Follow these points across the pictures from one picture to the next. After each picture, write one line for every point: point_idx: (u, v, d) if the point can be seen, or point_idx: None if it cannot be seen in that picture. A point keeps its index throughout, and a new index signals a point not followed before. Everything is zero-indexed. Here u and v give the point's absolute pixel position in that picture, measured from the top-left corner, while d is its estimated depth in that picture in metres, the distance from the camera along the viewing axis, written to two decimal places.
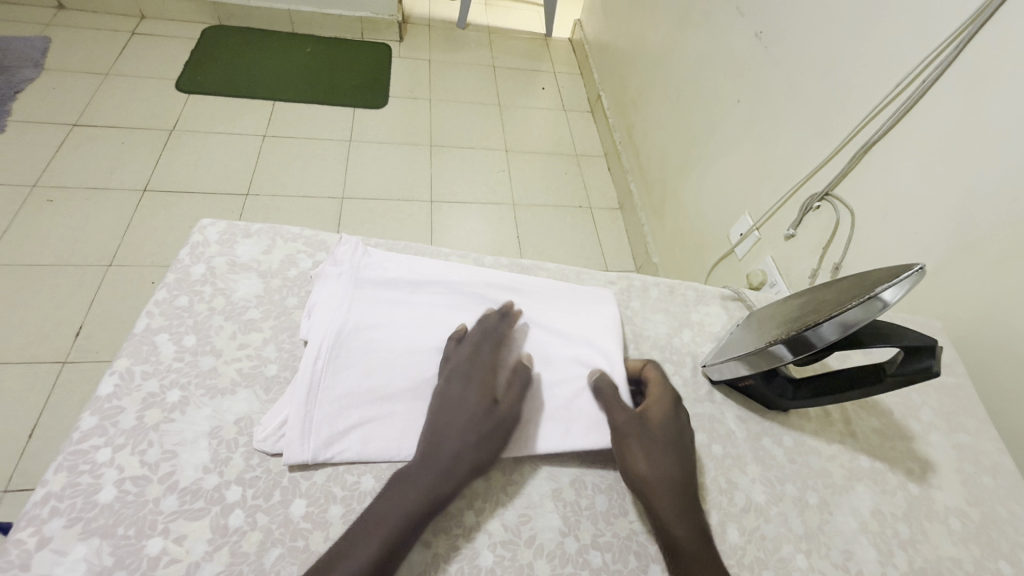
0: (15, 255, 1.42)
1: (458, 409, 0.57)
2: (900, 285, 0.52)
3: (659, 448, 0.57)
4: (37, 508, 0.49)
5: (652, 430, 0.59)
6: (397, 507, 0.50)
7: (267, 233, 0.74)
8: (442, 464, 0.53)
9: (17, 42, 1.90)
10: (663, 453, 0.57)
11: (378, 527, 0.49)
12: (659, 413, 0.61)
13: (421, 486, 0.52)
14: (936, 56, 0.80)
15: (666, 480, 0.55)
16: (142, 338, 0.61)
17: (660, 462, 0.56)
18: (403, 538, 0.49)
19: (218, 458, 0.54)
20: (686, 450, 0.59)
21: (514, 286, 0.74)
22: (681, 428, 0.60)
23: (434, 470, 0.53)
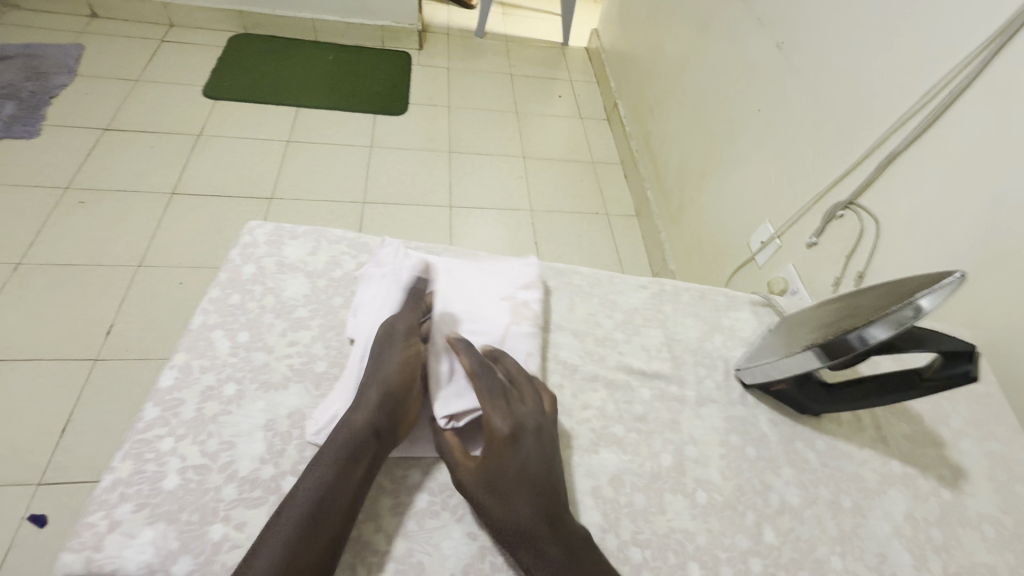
0: (49, 255, 1.47)
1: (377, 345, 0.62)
2: (938, 292, 0.52)
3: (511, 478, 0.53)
4: (107, 493, 0.52)
5: (512, 456, 0.54)
6: (324, 458, 0.52)
7: (312, 236, 0.78)
8: (370, 404, 0.56)
9: (52, 48, 1.97)
10: (519, 483, 0.53)
11: (320, 457, 0.53)
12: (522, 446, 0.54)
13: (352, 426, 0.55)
14: (963, 68, 0.81)
15: (517, 514, 0.51)
16: (199, 334, 0.64)
17: (510, 495, 0.52)
18: (339, 477, 0.51)
19: (273, 450, 0.57)
20: (544, 479, 0.54)
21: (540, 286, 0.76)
22: (546, 449, 0.56)
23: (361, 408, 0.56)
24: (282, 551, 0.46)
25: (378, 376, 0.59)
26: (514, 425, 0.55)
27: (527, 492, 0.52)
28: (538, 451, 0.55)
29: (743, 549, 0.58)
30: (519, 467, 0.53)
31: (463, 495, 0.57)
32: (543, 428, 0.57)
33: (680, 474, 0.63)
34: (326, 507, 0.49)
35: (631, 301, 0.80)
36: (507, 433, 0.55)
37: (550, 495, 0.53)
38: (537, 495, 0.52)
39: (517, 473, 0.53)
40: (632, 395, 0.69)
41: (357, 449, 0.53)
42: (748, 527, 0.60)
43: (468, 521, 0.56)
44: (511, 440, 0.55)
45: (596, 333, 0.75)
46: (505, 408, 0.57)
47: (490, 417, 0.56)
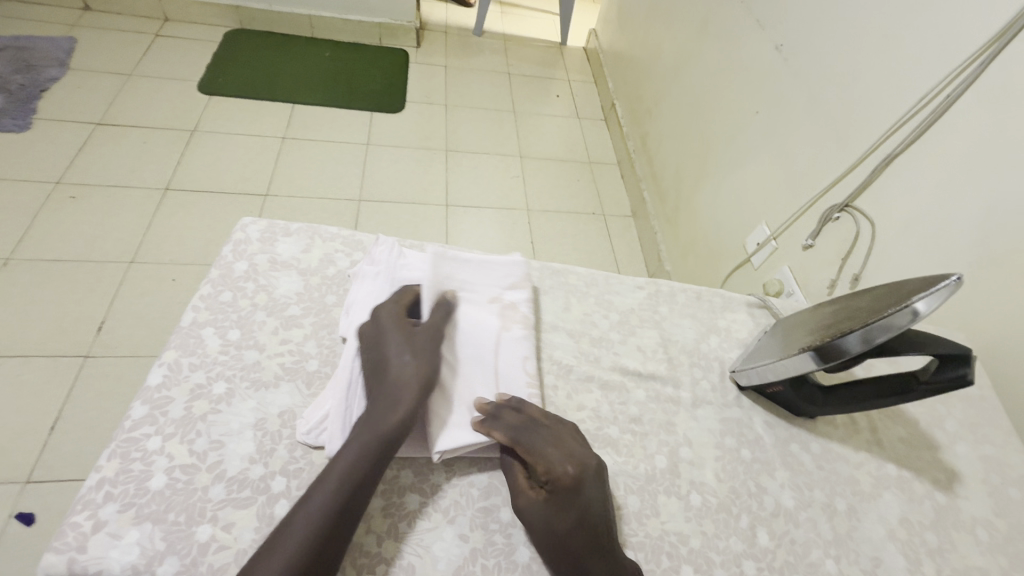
0: (37, 250, 1.45)
1: (381, 330, 0.61)
2: (935, 295, 0.52)
3: (571, 520, 0.51)
4: (93, 492, 0.51)
5: (575, 498, 0.52)
6: (354, 449, 0.51)
7: (306, 233, 0.77)
8: (397, 392, 0.55)
9: (44, 41, 1.94)
10: (581, 525, 0.51)
11: (359, 436, 0.52)
12: (586, 488, 0.53)
13: (383, 416, 0.54)
14: (959, 73, 0.81)
15: (579, 555, 0.50)
16: (189, 332, 0.63)
17: (572, 539, 0.50)
18: (367, 470, 0.51)
19: (263, 449, 0.56)
20: (603, 516, 0.52)
21: (521, 282, 0.75)
22: (604, 486, 0.55)
23: (391, 396, 0.55)
24: (301, 541, 0.46)
25: (399, 362, 0.58)
26: (576, 467, 0.54)
27: (588, 534, 0.51)
28: (600, 490, 0.54)
29: (737, 552, 0.58)
30: (581, 509, 0.52)
31: (455, 496, 0.57)
32: (601, 465, 0.56)
33: (675, 476, 0.62)
34: (351, 500, 0.49)
35: (627, 302, 0.80)
36: (568, 477, 0.53)
37: (605, 530, 0.52)
38: (597, 534, 0.51)
39: (579, 515, 0.51)
40: (627, 397, 0.68)
41: (387, 441, 0.53)
42: (742, 530, 0.59)
43: (461, 523, 0.55)
44: (575, 485, 0.52)
45: (592, 333, 0.75)
46: (563, 451, 0.55)
47: (552, 463, 0.54)
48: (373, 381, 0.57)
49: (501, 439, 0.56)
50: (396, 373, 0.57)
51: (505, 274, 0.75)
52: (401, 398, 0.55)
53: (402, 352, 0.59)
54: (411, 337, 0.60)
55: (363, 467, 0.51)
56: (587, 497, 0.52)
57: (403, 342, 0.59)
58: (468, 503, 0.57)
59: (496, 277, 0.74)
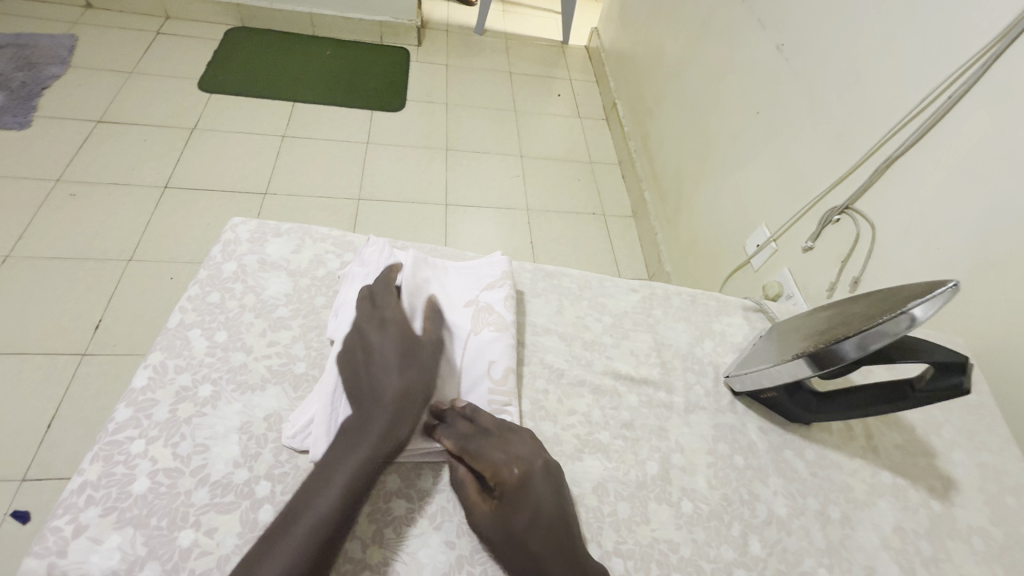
0: (36, 248, 1.45)
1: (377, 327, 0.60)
2: (931, 302, 0.51)
3: (523, 522, 0.50)
4: (74, 496, 0.50)
5: (524, 499, 0.51)
6: (353, 462, 0.50)
7: (296, 233, 0.76)
8: (397, 403, 0.54)
9: (44, 39, 1.94)
10: (535, 526, 0.50)
11: (358, 448, 0.51)
12: (533, 490, 0.52)
13: (382, 429, 0.52)
14: (961, 75, 0.80)
15: (535, 558, 0.49)
16: (175, 333, 0.63)
17: (527, 541, 0.50)
18: (365, 484, 0.50)
19: (248, 453, 0.55)
20: (560, 517, 0.51)
21: (502, 283, 0.73)
22: (557, 484, 0.54)
23: (390, 407, 0.54)
24: (298, 555, 0.45)
25: (397, 369, 0.56)
26: (522, 467, 0.53)
27: (545, 534, 0.50)
28: (551, 488, 0.53)
29: (729, 560, 0.57)
30: (532, 509, 0.51)
31: (442, 502, 0.56)
32: (551, 464, 0.55)
33: (666, 483, 0.61)
34: (349, 515, 0.48)
35: (620, 305, 0.79)
36: (514, 479, 0.52)
37: (563, 531, 0.51)
38: (555, 534, 0.50)
39: (530, 516, 0.51)
40: (619, 402, 0.68)
41: (383, 457, 0.52)
42: (734, 538, 0.58)
43: (447, 529, 0.54)
44: (520, 485, 0.52)
45: (584, 336, 0.74)
46: (507, 453, 0.54)
47: (496, 467, 0.53)
48: (368, 384, 0.56)
49: (450, 446, 0.56)
50: (392, 380, 0.55)
51: (486, 277, 0.74)
52: (403, 411, 0.54)
53: (400, 358, 0.57)
54: (408, 340, 0.59)
55: (362, 483, 0.50)
56: (535, 497, 0.52)
57: (400, 344, 0.58)
58: (455, 509, 0.56)
59: (475, 280, 0.74)
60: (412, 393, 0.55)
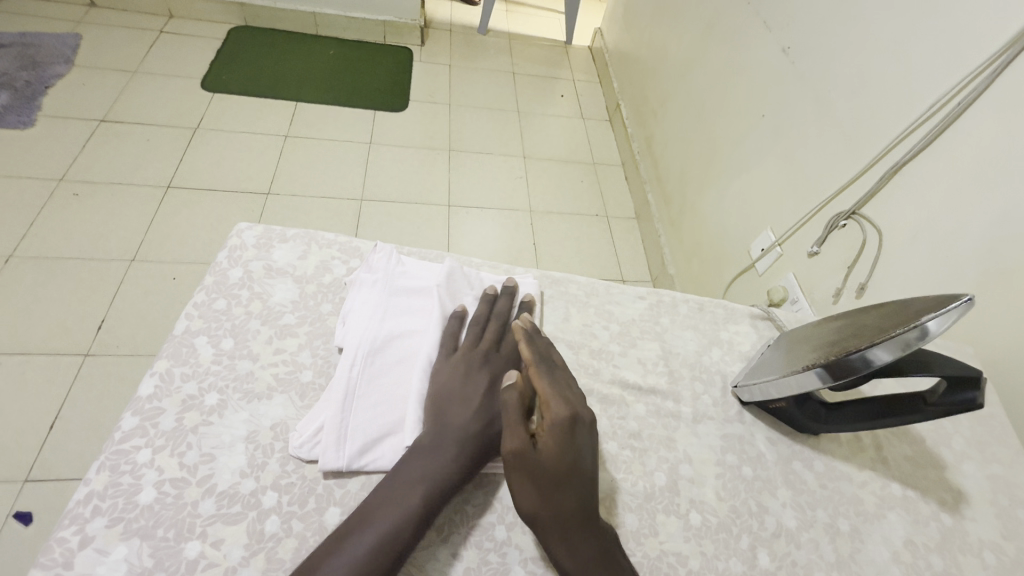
0: (40, 248, 1.45)
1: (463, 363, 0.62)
2: (946, 316, 0.50)
3: (565, 465, 0.52)
4: (81, 506, 0.50)
5: (568, 439, 0.54)
6: (424, 482, 0.52)
7: (302, 239, 0.76)
8: (472, 436, 0.56)
9: (49, 38, 1.94)
10: (576, 470, 0.53)
11: (431, 470, 0.53)
12: (582, 430, 0.55)
13: (455, 455, 0.54)
14: (971, 81, 0.79)
15: (567, 505, 0.51)
16: (182, 340, 0.62)
17: (564, 486, 0.52)
18: (435, 507, 0.51)
19: (255, 463, 0.55)
20: (592, 475, 0.54)
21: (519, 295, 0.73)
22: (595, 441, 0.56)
23: (463, 438, 0.55)
24: (360, 561, 0.46)
25: (474, 409, 0.58)
26: (572, 412, 0.55)
27: (581, 478, 0.53)
28: (591, 443, 0.55)
29: (737, 573, 0.57)
30: (571, 454, 0.53)
31: (451, 513, 0.56)
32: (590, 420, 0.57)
33: (675, 494, 0.61)
34: (418, 536, 0.50)
35: (628, 312, 0.79)
36: (564, 415, 0.54)
37: (591, 500, 0.53)
38: (585, 505, 0.52)
39: (568, 464, 0.53)
40: (627, 411, 0.67)
41: (455, 485, 0.53)
42: (743, 551, 0.58)
43: (455, 542, 0.54)
44: (569, 426, 0.54)
45: (591, 344, 0.73)
46: (558, 392, 0.57)
47: (548, 403, 0.56)
48: (456, 410, 0.58)
49: (525, 355, 0.61)
50: (467, 417, 0.57)
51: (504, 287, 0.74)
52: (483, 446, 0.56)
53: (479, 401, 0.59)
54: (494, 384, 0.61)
55: (433, 506, 0.51)
56: (576, 445, 0.54)
57: (485, 386, 0.60)
58: (464, 521, 0.55)
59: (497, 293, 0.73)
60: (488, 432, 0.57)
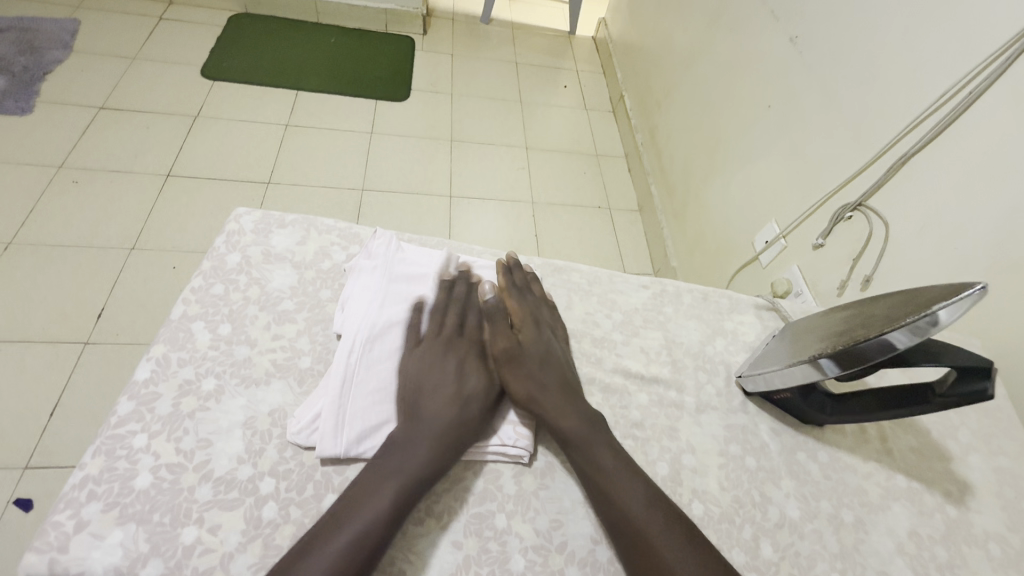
0: (40, 235, 1.44)
1: (449, 347, 0.63)
2: (957, 305, 0.49)
3: (538, 351, 0.64)
4: (76, 490, 0.49)
5: (538, 334, 0.65)
6: (399, 475, 0.51)
7: (301, 225, 0.75)
8: (449, 428, 0.55)
9: (47, 23, 1.92)
10: (551, 360, 0.64)
11: (405, 461, 0.52)
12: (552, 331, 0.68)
13: (431, 449, 0.53)
14: (982, 70, 0.77)
15: (553, 381, 0.61)
16: (179, 326, 0.62)
17: (545, 370, 0.62)
18: (410, 501, 0.50)
19: (252, 449, 0.54)
20: (566, 359, 0.65)
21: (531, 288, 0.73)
22: (563, 341, 0.68)
23: (440, 432, 0.54)
24: (337, 559, 0.45)
25: (453, 396, 0.58)
26: (537, 319, 0.67)
27: (559, 365, 0.64)
28: (555, 338, 0.67)
29: (740, 564, 0.56)
30: (545, 344, 0.65)
31: (449, 501, 0.55)
32: (557, 327, 0.69)
33: (677, 484, 0.60)
34: (392, 530, 0.48)
35: (631, 301, 0.78)
36: (529, 316, 0.67)
37: (569, 376, 0.63)
38: (566, 379, 0.62)
39: (543, 353, 0.64)
40: (629, 401, 0.66)
41: (431, 476, 0.52)
42: (746, 541, 0.57)
43: (455, 529, 0.53)
44: (534, 326, 0.66)
45: (594, 333, 0.73)
46: (525, 300, 0.70)
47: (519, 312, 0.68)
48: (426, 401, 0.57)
49: (502, 283, 0.71)
50: (446, 406, 0.57)
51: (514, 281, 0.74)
52: (456, 434, 0.55)
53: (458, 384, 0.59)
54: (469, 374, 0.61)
55: (409, 498, 0.50)
56: (545, 339, 0.65)
57: (455, 371, 0.60)
58: (463, 508, 0.55)
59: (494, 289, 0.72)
60: (461, 421, 0.56)
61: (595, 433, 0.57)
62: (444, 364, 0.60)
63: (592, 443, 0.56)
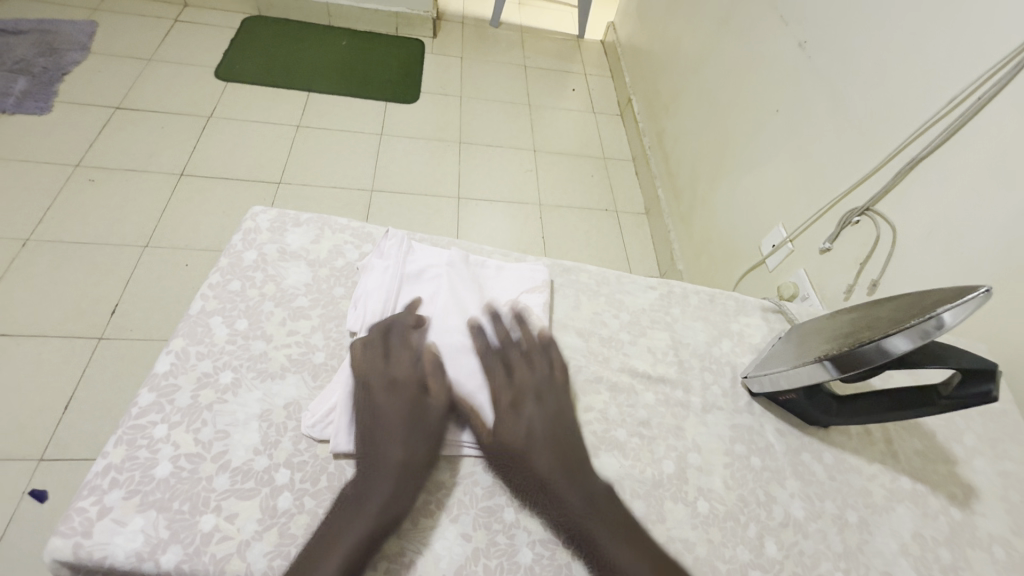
0: (57, 232, 1.47)
1: (391, 375, 0.59)
2: (962, 308, 0.50)
3: (522, 438, 0.57)
4: (99, 478, 0.51)
5: (517, 418, 0.58)
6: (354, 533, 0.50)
7: (316, 224, 0.76)
8: (404, 470, 0.54)
9: (66, 25, 1.95)
10: (539, 442, 0.58)
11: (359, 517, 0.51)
12: (538, 404, 0.60)
13: (381, 503, 0.52)
14: (992, 76, 0.78)
15: (542, 473, 0.56)
16: (197, 320, 0.63)
17: (531, 457, 0.57)
18: (366, 558, 0.50)
19: (268, 441, 0.56)
20: (556, 435, 0.59)
21: (540, 285, 0.74)
22: (548, 411, 0.61)
23: (391, 482, 0.53)
24: None
25: (405, 431, 0.56)
26: (516, 394, 0.60)
27: (551, 446, 0.58)
28: (541, 412, 0.60)
29: (744, 561, 0.57)
30: (528, 429, 0.58)
31: (459, 495, 0.56)
32: (543, 391, 0.62)
33: (683, 482, 0.61)
34: None
35: (638, 302, 0.79)
36: (507, 395, 0.60)
37: (563, 454, 0.58)
38: (561, 455, 0.58)
39: (526, 438, 0.58)
40: (636, 399, 0.67)
41: (386, 527, 0.52)
42: (750, 539, 0.58)
43: (464, 521, 0.55)
44: (515, 406, 0.59)
45: (601, 333, 0.74)
46: (500, 362, 0.62)
47: (496, 389, 0.60)
48: (370, 447, 0.55)
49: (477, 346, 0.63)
50: (399, 445, 0.55)
51: (525, 279, 0.74)
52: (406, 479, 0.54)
53: (411, 416, 0.57)
54: (407, 411, 0.57)
55: (377, 546, 0.51)
56: (525, 422, 0.58)
57: (392, 411, 0.57)
58: (472, 502, 0.56)
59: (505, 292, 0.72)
60: (411, 464, 0.55)
61: (593, 518, 0.54)
62: (377, 399, 0.57)
63: (591, 527, 0.54)
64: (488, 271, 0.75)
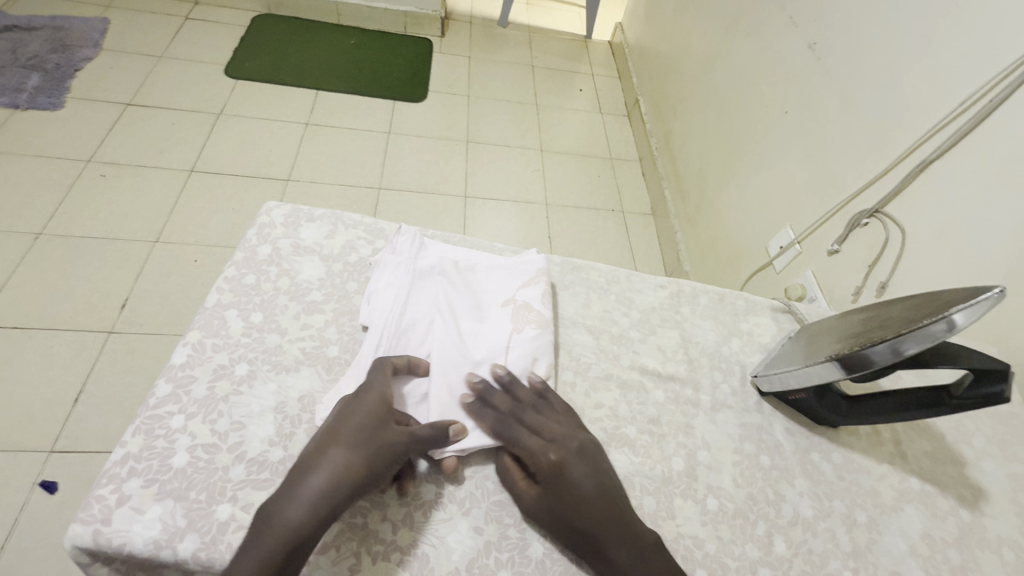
0: (68, 227, 1.48)
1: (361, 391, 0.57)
2: (973, 309, 0.50)
3: (569, 499, 0.53)
4: (117, 467, 0.52)
5: (563, 480, 0.54)
6: (263, 545, 0.45)
7: (329, 219, 0.77)
8: (331, 480, 0.49)
9: (77, 22, 1.97)
10: (588, 501, 0.53)
11: (272, 529, 0.46)
12: (578, 460, 0.55)
13: (301, 514, 0.47)
14: (1004, 77, 0.78)
15: (591, 536, 0.51)
16: (213, 313, 0.64)
17: (581, 518, 0.52)
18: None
19: (283, 433, 0.57)
20: (604, 491, 0.54)
21: (541, 273, 0.75)
22: (592, 465, 0.56)
23: (318, 493, 0.48)
24: None
25: (344, 445, 0.51)
26: (557, 453, 0.55)
27: (602, 501, 0.53)
28: (587, 468, 0.55)
29: (754, 559, 0.57)
30: (576, 488, 0.53)
31: (471, 489, 0.57)
32: (584, 445, 0.57)
33: (692, 480, 0.62)
34: None
35: (648, 301, 0.79)
36: (546, 459, 0.55)
37: (610, 514, 0.52)
38: (611, 511, 0.53)
39: (575, 498, 0.53)
40: (646, 397, 0.68)
41: (300, 543, 0.46)
42: (759, 536, 0.58)
43: (476, 515, 0.55)
44: (557, 468, 0.54)
45: (612, 330, 0.74)
46: (517, 424, 0.58)
47: (530, 454, 0.56)
48: (310, 455, 0.51)
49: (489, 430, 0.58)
50: (333, 457, 0.50)
51: (529, 272, 0.74)
52: (336, 491, 0.49)
53: (356, 431, 0.53)
54: (359, 421, 0.53)
55: (274, 565, 0.45)
56: (575, 481, 0.54)
57: (344, 421, 0.53)
58: (484, 496, 0.57)
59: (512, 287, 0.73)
60: (347, 474, 0.50)
61: (640, 569, 0.50)
62: (338, 412, 0.55)
63: None
64: (496, 267, 0.75)
